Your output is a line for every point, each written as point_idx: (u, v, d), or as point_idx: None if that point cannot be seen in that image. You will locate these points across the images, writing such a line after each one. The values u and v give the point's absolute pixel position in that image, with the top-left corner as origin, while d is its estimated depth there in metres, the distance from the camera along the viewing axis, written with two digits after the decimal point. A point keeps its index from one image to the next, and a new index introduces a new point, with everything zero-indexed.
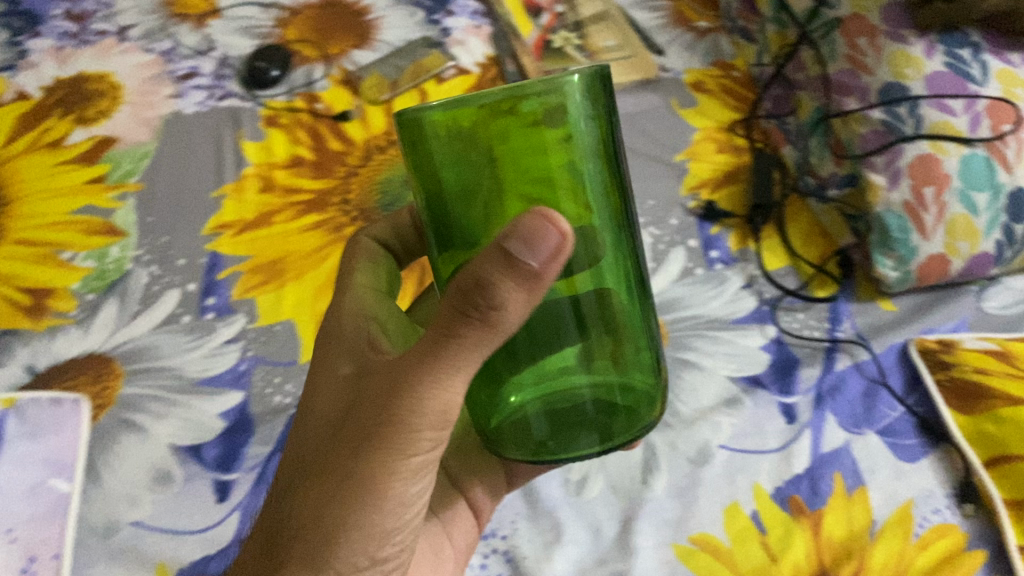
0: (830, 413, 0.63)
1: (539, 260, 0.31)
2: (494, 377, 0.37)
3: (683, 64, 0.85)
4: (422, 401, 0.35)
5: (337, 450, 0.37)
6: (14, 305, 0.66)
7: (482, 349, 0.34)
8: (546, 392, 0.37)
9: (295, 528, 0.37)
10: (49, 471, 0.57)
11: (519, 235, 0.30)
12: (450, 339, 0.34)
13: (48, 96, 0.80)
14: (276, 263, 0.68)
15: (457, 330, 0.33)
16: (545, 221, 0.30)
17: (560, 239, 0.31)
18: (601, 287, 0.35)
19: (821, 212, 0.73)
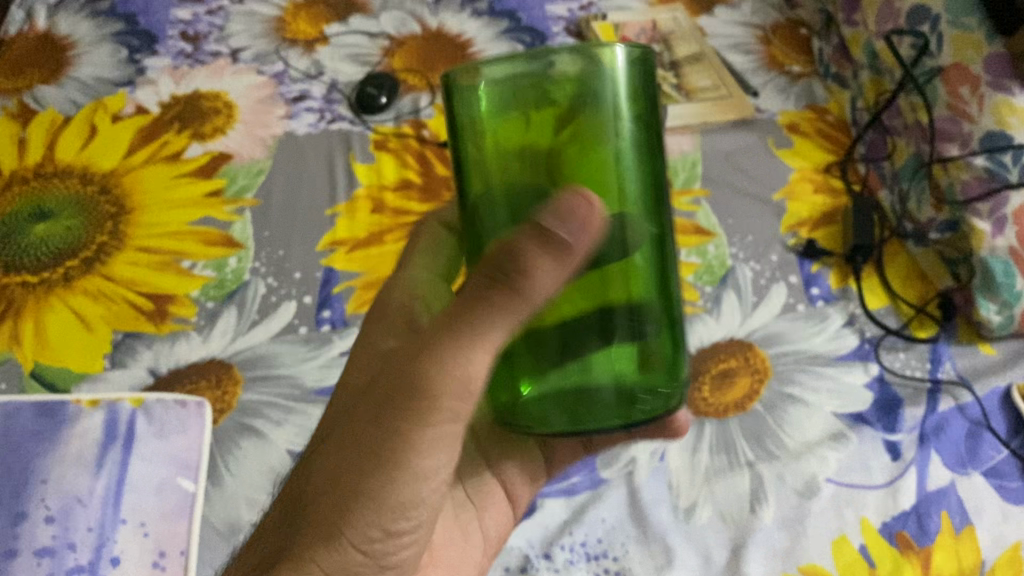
0: (934, 453, 0.63)
1: (570, 232, 0.31)
2: (515, 367, 0.36)
3: (779, 106, 0.86)
4: (409, 365, 0.35)
5: (362, 409, 0.37)
6: (137, 309, 0.68)
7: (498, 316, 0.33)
8: (565, 396, 0.35)
9: (319, 483, 0.38)
10: (175, 470, 0.59)
11: (553, 208, 0.31)
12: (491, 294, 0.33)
13: (165, 110, 0.82)
14: None
15: (481, 288, 0.33)
16: (578, 198, 0.31)
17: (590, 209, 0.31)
18: (634, 284, 0.34)
19: (919, 254, 0.74)
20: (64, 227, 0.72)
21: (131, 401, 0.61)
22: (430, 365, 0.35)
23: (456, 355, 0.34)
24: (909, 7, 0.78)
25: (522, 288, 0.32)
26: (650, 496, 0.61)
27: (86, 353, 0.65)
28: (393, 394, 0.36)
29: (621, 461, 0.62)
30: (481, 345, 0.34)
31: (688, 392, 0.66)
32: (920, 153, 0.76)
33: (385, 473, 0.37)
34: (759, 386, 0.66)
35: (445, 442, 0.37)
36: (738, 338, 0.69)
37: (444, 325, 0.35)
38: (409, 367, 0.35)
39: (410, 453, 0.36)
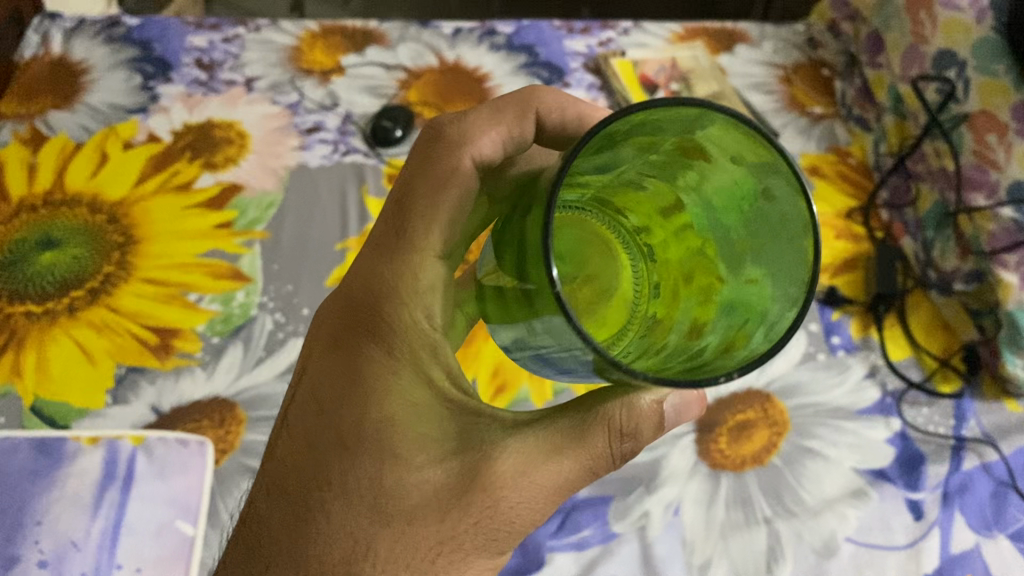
0: (959, 513, 0.61)
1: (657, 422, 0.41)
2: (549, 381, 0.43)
3: (799, 147, 0.85)
4: (509, 490, 0.40)
5: (429, 509, 0.40)
6: (141, 343, 0.66)
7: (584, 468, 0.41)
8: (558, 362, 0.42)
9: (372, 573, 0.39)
10: (174, 512, 0.57)
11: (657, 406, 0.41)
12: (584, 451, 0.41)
13: (177, 139, 0.81)
14: None
15: (585, 442, 0.41)
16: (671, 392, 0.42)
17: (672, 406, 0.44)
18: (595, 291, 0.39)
19: (943, 305, 0.73)
20: (71, 256, 0.70)
21: (131, 439, 0.60)
22: (526, 484, 0.40)
23: (545, 490, 0.41)
24: (936, 50, 0.75)
25: (628, 446, 0.41)
26: (664, 553, 0.59)
27: (88, 387, 0.64)
28: (476, 500, 0.40)
29: (635, 514, 0.60)
30: (566, 483, 0.41)
31: (703, 443, 0.63)
32: (945, 200, 0.74)
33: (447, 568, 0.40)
34: (778, 439, 0.64)
35: None
36: (756, 389, 0.66)
37: (542, 453, 0.41)
38: (499, 480, 0.40)
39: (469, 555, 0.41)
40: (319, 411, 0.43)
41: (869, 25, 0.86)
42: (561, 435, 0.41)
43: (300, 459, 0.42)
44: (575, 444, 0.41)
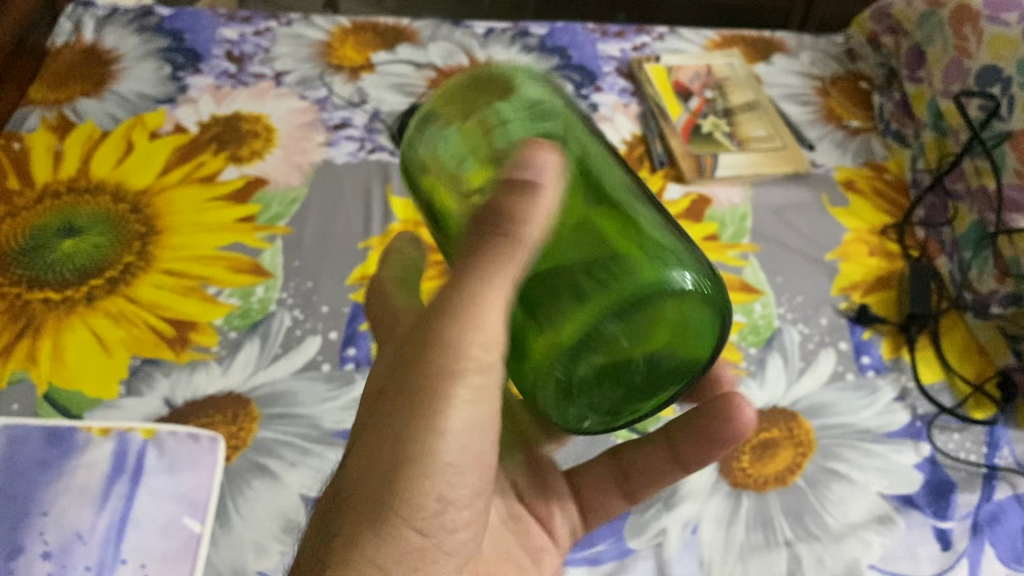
0: (989, 545, 0.59)
1: (530, 177, 0.33)
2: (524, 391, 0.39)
3: (835, 161, 0.83)
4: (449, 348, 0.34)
5: (375, 414, 0.36)
6: (158, 334, 0.66)
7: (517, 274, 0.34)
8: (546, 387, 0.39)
9: (345, 510, 0.35)
10: (182, 508, 0.56)
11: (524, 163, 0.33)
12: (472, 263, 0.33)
13: (204, 131, 0.81)
14: None
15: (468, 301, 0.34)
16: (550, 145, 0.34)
17: (555, 160, 0.34)
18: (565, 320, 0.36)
19: (979, 328, 0.70)
20: (91, 245, 0.70)
21: (142, 432, 0.59)
22: (464, 319, 0.34)
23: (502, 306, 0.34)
24: (980, 65, 0.73)
25: (522, 234, 0.33)
26: (681, 571, 0.57)
27: (102, 377, 0.63)
28: (413, 356, 0.35)
29: (651, 531, 0.59)
30: (494, 322, 0.34)
31: (725, 461, 0.62)
32: (983, 220, 0.71)
33: (406, 466, 0.35)
34: (802, 460, 0.62)
35: (469, 431, 0.36)
36: (781, 407, 0.65)
37: (466, 254, 0.34)
38: (425, 347, 0.35)
39: (442, 449, 0.35)
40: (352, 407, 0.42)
41: (911, 39, 0.84)
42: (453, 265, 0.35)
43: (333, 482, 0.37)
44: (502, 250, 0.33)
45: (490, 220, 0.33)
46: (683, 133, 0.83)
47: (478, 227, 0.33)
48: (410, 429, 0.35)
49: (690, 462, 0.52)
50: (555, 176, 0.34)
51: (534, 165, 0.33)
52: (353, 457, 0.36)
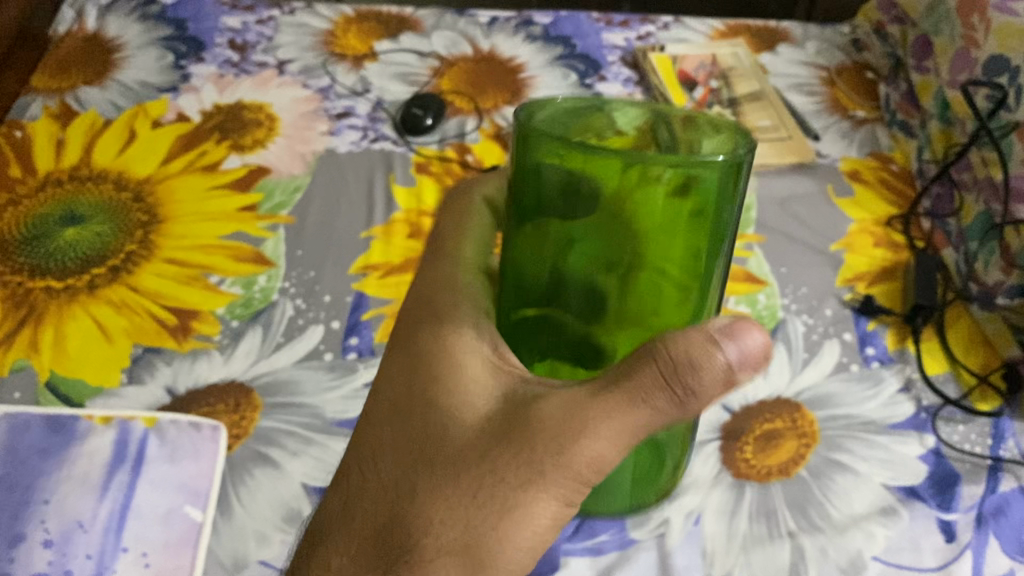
0: (993, 537, 0.59)
1: (731, 355, 0.33)
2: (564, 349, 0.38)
3: (840, 151, 0.83)
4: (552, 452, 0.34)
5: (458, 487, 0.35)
6: (160, 323, 0.65)
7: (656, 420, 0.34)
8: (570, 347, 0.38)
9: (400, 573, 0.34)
10: (183, 497, 0.56)
11: (727, 333, 0.34)
12: (645, 409, 0.33)
13: (206, 119, 0.80)
14: None
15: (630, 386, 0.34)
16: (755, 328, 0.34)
17: (764, 346, 0.34)
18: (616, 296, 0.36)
19: (984, 320, 0.70)
20: (94, 233, 0.70)
21: (144, 420, 0.59)
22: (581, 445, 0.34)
23: (619, 445, 0.34)
24: (987, 55, 0.73)
25: (686, 404, 0.33)
26: (684, 563, 0.57)
27: (103, 365, 0.63)
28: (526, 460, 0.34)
29: (654, 521, 0.59)
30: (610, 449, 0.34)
31: (728, 452, 0.62)
32: (990, 211, 0.71)
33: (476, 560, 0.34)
34: (806, 451, 0.62)
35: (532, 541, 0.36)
36: (785, 398, 0.65)
37: (591, 399, 0.34)
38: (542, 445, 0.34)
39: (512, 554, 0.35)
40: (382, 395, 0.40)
41: (918, 28, 0.83)
42: (612, 372, 0.34)
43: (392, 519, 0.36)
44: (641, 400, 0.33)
45: (674, 373, 0.33)
46: None
47: (662, 374, 0.33)
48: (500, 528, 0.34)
49: None
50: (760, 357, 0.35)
51: (738, 343, 0.33)
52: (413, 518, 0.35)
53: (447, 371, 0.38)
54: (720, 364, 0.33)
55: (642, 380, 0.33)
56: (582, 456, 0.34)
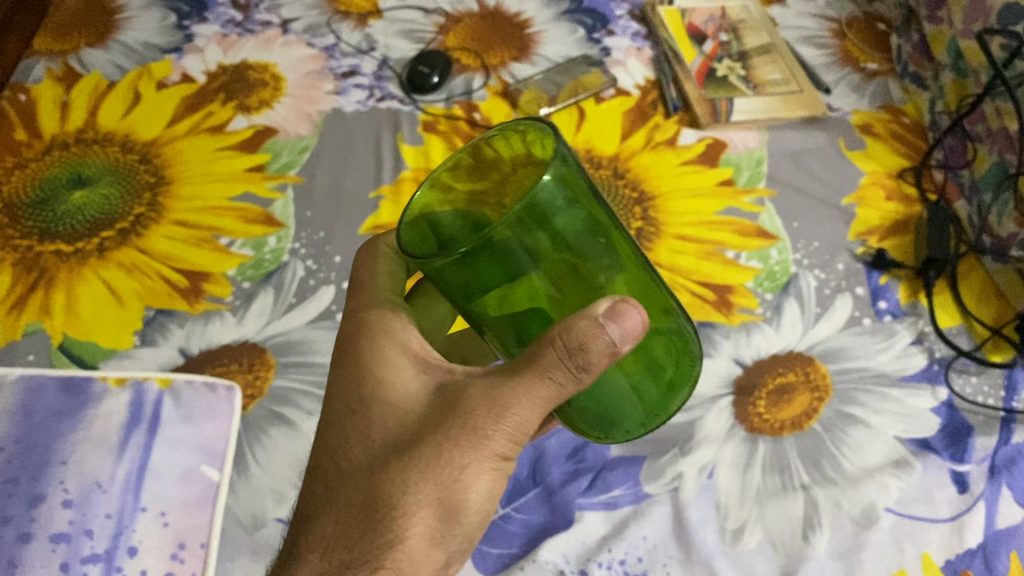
0: (1006, 488, 0.59)
1: (619, 332, 0.34)
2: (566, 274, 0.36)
3: (851, 105, 0.82)
4: (472, 429, 0.37)
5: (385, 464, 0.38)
6: (171, 285, 0.66)
7: (545, 406, 0.37)
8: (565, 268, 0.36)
9: (348, 536, 0.38)
10: (200, 457, 0.56)
11: (576, 334, 0.34)
12: (544, 378, 0.35)
13: (212, 80, 0.80)
14: None
15: (534, 361, 0.35)
16: (630, 306, 0.34)
17: (643, 321, 0.34)
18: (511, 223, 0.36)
19: (996, 272, 0.69)
20: (101, 196, 0.70)
21: (158, 381, 0.58)
22: (464, 457, 0.37)
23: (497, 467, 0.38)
24: (1003, 3, 0.69)
25: (543, 390, 0.36)
26: (696, 516, 0.58)
27: (116, 328, 0.63)
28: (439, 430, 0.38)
29: (667, 475, 0.59)
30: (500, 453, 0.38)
31: (741, 406, 0.62)
32: (1004, 162, 0.69)
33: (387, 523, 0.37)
34: (818, 405, 0.62)
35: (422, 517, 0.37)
36: (797, 352, 0.65)
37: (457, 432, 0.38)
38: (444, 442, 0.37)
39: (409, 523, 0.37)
40: (339, 399, 0.41)
41: None
42: (517, 362, 0.37)
43: (362, 520, 0.38)
44: (530, 370, 0.36)
45: (563, 342, 0.34)
46: (697, 78, 0.82)
47: (559, 353, 0.34)
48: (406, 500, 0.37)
49: (748, 385, 0.63)
50: (634, 339, 0.34)
51: (621, 324, 0.34)
52: (338, 489, 0.39)
53: (382, 377, 0.40)
54: (603, 346, 0.33)
55: (545, 360, 0.35)
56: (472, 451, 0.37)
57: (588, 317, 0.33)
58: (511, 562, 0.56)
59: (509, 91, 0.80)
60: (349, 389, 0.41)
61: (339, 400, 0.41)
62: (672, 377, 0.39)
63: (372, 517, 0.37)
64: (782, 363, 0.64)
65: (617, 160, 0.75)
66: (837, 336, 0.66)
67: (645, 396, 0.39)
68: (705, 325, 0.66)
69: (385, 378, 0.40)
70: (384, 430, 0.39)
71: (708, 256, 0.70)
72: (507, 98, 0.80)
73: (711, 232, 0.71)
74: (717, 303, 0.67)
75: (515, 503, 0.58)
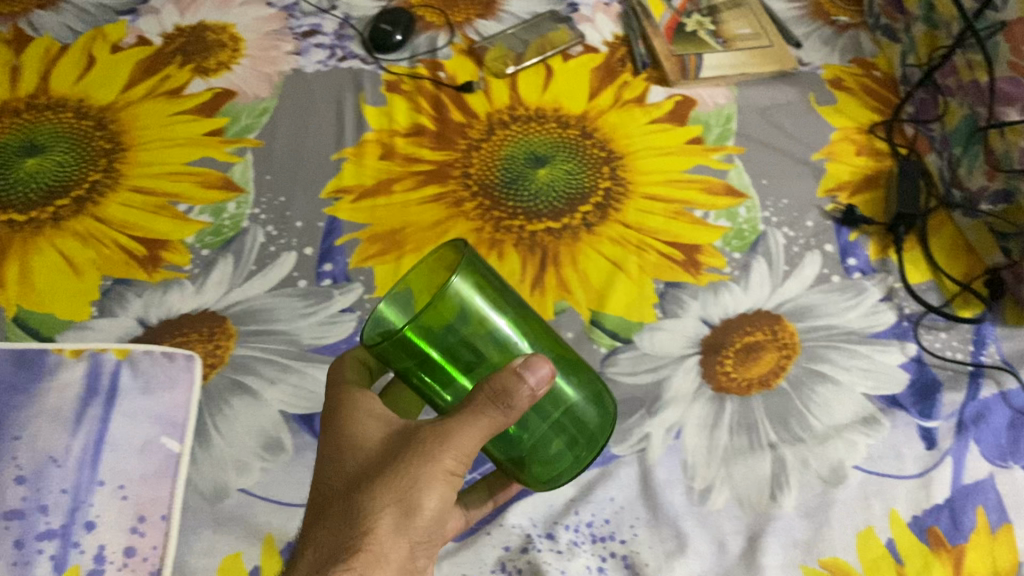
0: (973, 443, 0.58)
1: (531, 379, 0.38)
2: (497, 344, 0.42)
3: (822, 59, 0.80)
4: (425, 448, 0.40)
5: (355, 487, 0.40)
6: (129, 254, 0.64)
7: (489, 434, 0.39)
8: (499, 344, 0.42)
9: (320, 550, 0.39)
10: (160, 428, 0.55)
11: (495, 384, 0.38)
12: (482, 408, 0.38)
13: (169, 42, 0.77)
14: (561, 275, 0.65)
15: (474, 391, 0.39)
16: (540, 360, 0.39)
17: (551, 373, 0.39)
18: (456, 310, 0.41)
19: (968, 227, 0.68)
20: (55, 163, 0.68)
21: (115, 352, 0.57)
22: (420, 470, 0.39)
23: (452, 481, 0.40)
24: None
25: (483, 410, 0.38)
26: (664, 477, 0.57)
27: (73, 299, 0.62)
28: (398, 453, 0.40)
29: (635, 437, 0.59)
30: (456, 471, 0.40)
31: (708, 365, 0.61)
32: (975, 115, 0.68)
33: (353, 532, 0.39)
34: (786, 363, 0.62)
35: (384, 525, 0.39)
36: (765, 311, 0.64)
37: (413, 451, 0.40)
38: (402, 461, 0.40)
39: (371, 527, 0.39)
40: (323, 454, 0.44)
41: None
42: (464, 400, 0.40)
43: (336, 536, 0.39)
44: (469, 404, 0.39)
45: (490, 388, 0.38)
46: (666, 33, 0.81)
47: (488, 391, 0.38)
48: (368, 510, 0.39)
49: (718, 344, 0.62)
50: (543, 387, 0.39)
51: (535, 372, 0.38)
52: (316, 521, 0.41)
53: (354, 423, 0.43)
54: (524, 393, 0.38)
55: (478, 398, 0.38)
56: (429, 466, 0.39)
57: (507, 368, 0.38)
58: (478, 527, 0.55)
59: (474, 49, 0.79)
60: (326, 444, 0.43)
61: (322, 454, 0.44)
62: (592, 426, 0.46)
63: (344, 530, 0.39)
64: (751, 321, 0.63)
65: (585, 119, 0.74)
66: (806, 293, 0.65)
67: (570, 451, 0.46)
68: (673, 285, 0.65)
69: (355, 426, 0.43)
70: (354, 467, 0.41)
71: (676, 216, 0.69)
72: (472, 56, 0.79)
73: (678, 190, 0.70)
74: (686, 262, 0.66)
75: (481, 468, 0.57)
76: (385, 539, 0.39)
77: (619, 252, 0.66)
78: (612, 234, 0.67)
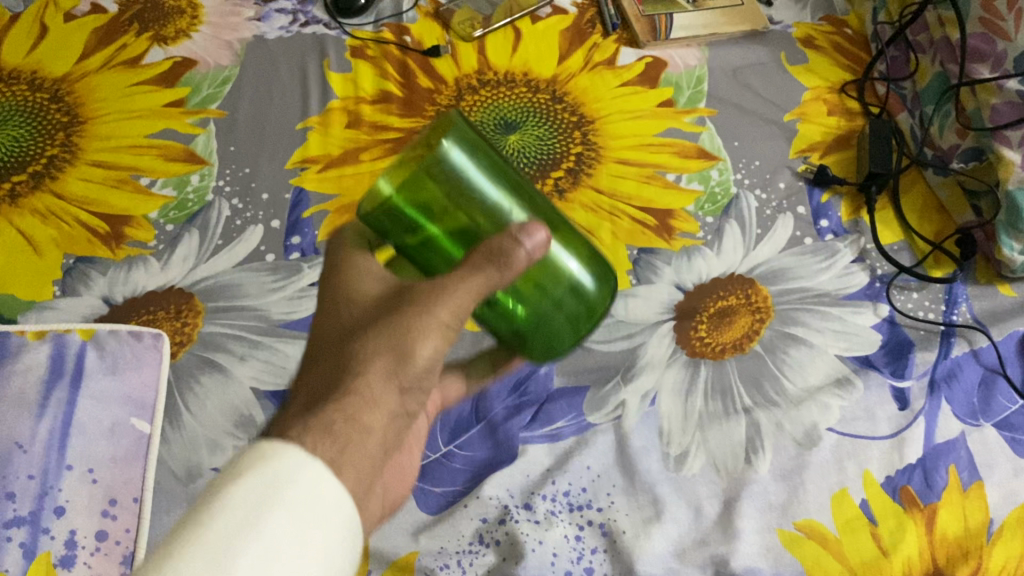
0: (945, 402, 0.59)
1: (526, 245, 0.38)
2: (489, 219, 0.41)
3: (794, 17, 0.79)
4: (422, 297, 0.39)
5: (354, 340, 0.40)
6: (91, 232, 0.63)
7: (482, 294, 0.39)
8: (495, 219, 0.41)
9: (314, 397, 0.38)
10: (129, 409, 0.54)
11: (493, 245, 0.38)
12: (481, 261, 0.38)
13: (124, 9, 0.75)
14: None
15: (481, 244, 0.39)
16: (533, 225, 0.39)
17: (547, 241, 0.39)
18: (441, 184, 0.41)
19: (938, 184, 0.68)
20: (10, 137, 0.66)
21: (80, 333, 0.56)
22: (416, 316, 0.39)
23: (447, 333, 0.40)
24: None
25: (486, 262, 0.38)
26: (639, 444, 0.57)
27: (34, 278, 0.61)
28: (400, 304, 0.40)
29: (610, 404, 0.59)
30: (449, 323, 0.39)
31: (682, 331, 0.61)
32: (946, 72, 0.68)
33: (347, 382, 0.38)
34: (760, 326, 0.62)
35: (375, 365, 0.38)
36: (739, 274, 0.64)
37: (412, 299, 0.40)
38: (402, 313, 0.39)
39: (369, 389, 0.38)
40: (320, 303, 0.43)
41: None
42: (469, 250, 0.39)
43: (330, 375, 0.39)
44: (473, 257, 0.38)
45: (488, 250, 0.38)
46: None
47: (487, 252, 0.38)
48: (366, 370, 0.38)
49: (691, 309, 0.62)
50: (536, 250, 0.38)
51: (532, 238, 0.38)
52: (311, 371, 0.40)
53: (356, 280, 0.43)
54: (521, 256, 0.38)
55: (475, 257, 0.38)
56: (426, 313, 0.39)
57: (506, 233, 0.38)
58: (455, 500, 0.56)
59: (440, 12, 0.78)
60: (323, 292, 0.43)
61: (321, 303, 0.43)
62: (596, 301, 0.45)
63: (335, 379, 0.38)
64: (723, 287, 0.63)
65: (554, 82, 0.72)
66: (779, 256, 0.65)
67: (575, 329, 0.45)
68: (647, 251, 0.65)
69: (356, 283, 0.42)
70: (351, 320, 0.41)
71: (648, 180, 0.68)
72: (439, 20, 0.77)
73: (650, 154, 0.69)
74: (659, 227, 0.66)
75: (457, 441, 0.57)
76: (376, 385, 0.38)
77: (592, 219, 0.66)
78: (584, 200, 0.66)
